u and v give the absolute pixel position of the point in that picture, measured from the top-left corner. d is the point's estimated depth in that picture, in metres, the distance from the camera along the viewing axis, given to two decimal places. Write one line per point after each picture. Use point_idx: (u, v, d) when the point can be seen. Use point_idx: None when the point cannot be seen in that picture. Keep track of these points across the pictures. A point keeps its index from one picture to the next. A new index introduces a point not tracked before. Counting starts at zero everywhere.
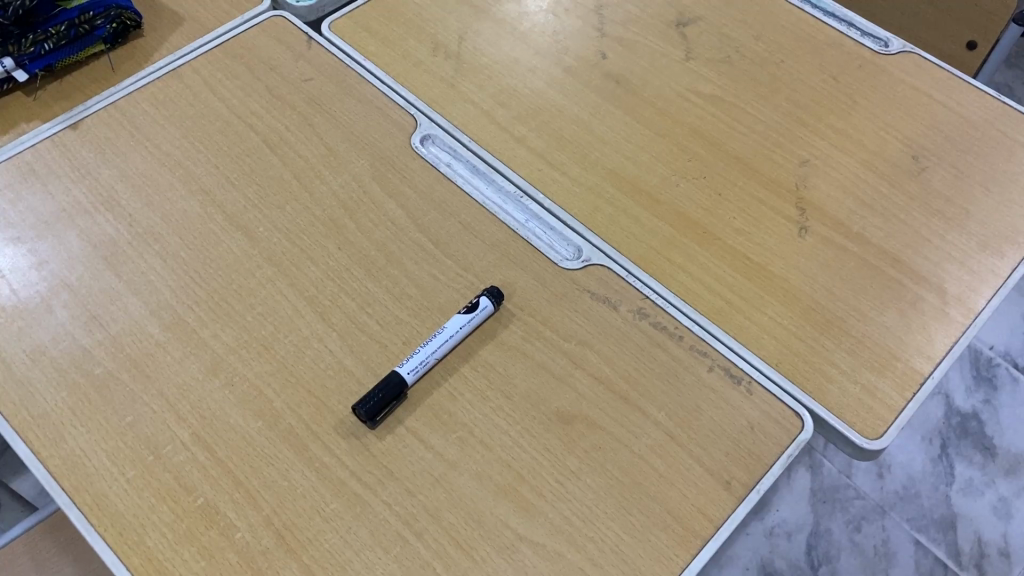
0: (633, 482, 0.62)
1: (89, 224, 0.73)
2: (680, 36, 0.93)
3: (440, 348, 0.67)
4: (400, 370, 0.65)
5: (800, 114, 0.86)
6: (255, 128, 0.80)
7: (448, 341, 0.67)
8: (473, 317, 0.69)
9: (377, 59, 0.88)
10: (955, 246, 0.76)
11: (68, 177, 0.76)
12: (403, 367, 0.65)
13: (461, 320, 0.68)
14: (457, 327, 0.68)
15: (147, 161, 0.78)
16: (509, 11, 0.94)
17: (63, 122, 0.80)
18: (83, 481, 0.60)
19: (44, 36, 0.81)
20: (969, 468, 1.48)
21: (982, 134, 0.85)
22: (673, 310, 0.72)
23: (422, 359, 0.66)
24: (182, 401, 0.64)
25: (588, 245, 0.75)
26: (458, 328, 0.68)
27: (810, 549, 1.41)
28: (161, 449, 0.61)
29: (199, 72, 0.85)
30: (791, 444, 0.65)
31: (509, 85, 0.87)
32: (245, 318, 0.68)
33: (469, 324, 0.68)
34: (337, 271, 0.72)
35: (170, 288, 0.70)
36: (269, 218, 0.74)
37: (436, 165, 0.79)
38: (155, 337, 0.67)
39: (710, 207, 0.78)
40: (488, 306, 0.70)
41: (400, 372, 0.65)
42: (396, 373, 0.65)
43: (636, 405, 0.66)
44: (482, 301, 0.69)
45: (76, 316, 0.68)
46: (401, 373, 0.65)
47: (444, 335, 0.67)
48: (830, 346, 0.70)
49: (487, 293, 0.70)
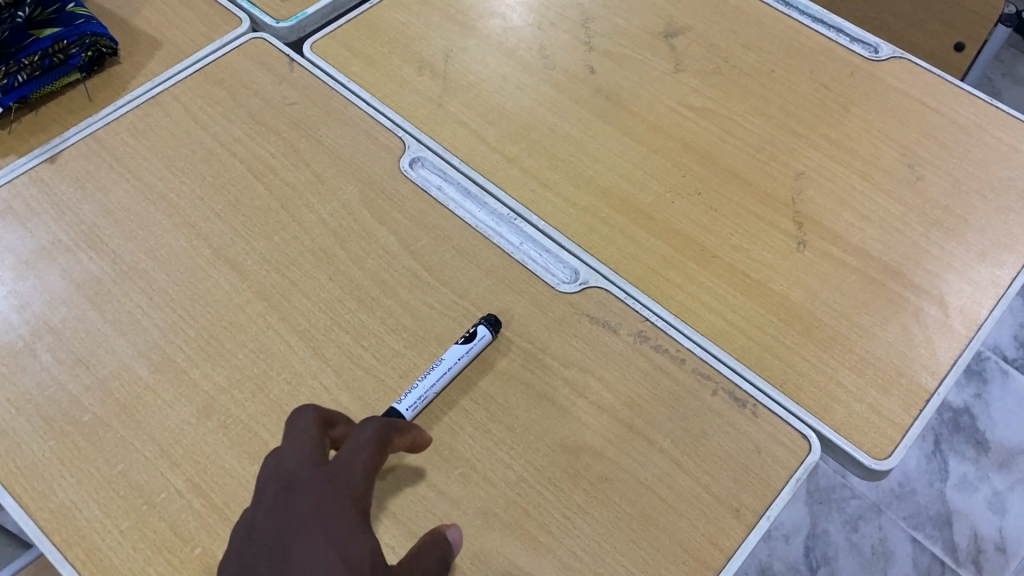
0: (642, 513, 0.61)
1: (71, 263, 0.71)
2: (669, 47, 0.91)
3: (439, 381, 0.65)
4: (399, 408, 0.63)
5: (793, 125, 0.85)
6: (240, 156, 0.79)
7: (446, 373, 0.65)
8: (472, 347, 0.67)
9: (362, 81, 0.86)
10: (954, 256, 0.76)
11: (48, 215, 0.74)
12: (402, 405, 0.64)
13: (459, 351, 0.66)
14: (456, 357, 0.66)
15: (130, 194, 0.75)
16: (494, 26, 0.92)
17: (40, 156, 0.77)
18: (76, 534, 0.58)
19: (18, 68, 0.78)
20: (962, 463, 1.48)
21: (976, 140, 0.84)
22: (674, 332, 0.70)
23: (421, 394, 0.64)
24: (174, 447, 0.62)
25: (585, 267, 0.74)
26: (456, 359, 0.66)
27: (809, 551, 1.41)
28: (155, 498, 0.59)
29: (179, 99, 0.83)
30: (799, 467, 0.64)
31: (497, 103, 0.85)
32: (237, 355, 0.66)
33: (467, 354, 0.66)
34: (330, 303, 0.70)
35: (158, 327, 0.68)
36: (257, 250, 0.73)
37: (426, 189, 0.78)
38: (145, 380, 0.65)
39: (707, 224, 0.77)
40: (486, 334, 0.68)
41: (399, 410, 0.63)
42: (395, 411, 0.63)
43: (641, 433, 0.65)
44: (480, 330, 0.68)
45: (61, 361, 0.65)
46: (401, 411, 0.63)
47: (443, 367, 0.65)
48: (834, 364, 0.69)
49: (485, 322, 0.68)
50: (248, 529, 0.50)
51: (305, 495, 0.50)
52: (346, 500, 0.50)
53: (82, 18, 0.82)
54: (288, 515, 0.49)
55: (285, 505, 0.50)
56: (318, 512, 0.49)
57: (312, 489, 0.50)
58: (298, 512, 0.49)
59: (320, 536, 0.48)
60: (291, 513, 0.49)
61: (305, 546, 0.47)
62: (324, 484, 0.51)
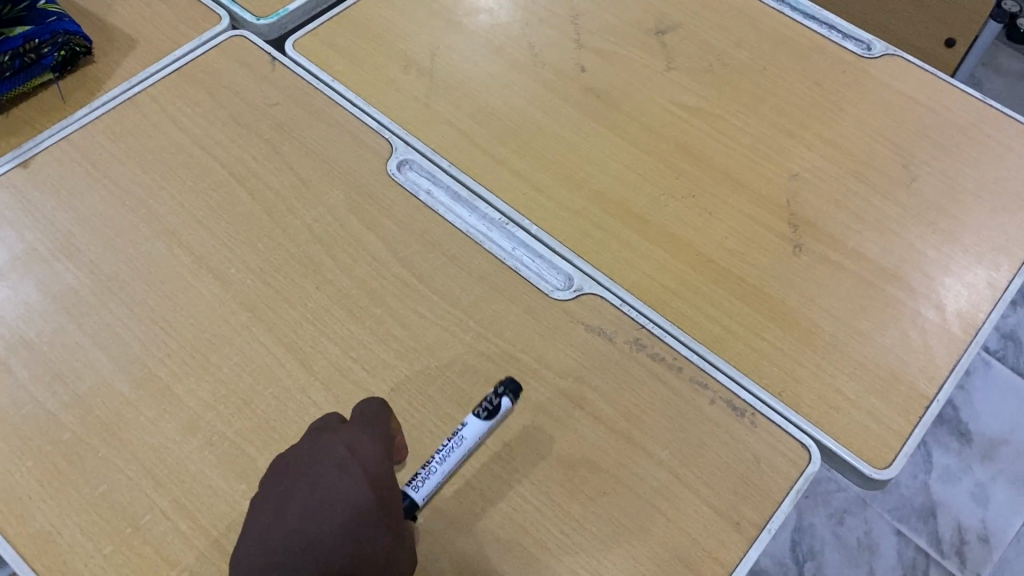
0: (640, 528, 0.60)
1: (47, 273, 0.68)
2: (660, 45, 0.90)
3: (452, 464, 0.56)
4: (412, 492, 0.55)
5: (786, 124, 0.83)
6: (221, 160, 0.76)
7: (460, 453, 0.57)
8: (492, 422, 0.58)
9: (347, 80, 0.83)
10: (950, 258, 0.75)
11: (22, 223, 0.71)
12: (416, 490, 0.55)
13: (478, 428, 0.58)
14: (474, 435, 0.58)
15: (106, 201, 0.73)
16: (481, 23, 0.90)
17: (12, 161, 0.74)
18: (57, 559, 0.55)
19: None
20: (946, 455, 1.48)
21: (970, 139, 0.83)
22: (671, 339, 0.69)
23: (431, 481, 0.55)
24: (159, 466, 0.60)
25: (578, 272, 0.72)
26: (474, 438, 0.57)
27: (795, 546, 1.41)
28: (140, 520, 0.57)
29: (157, 100, 0.80)
30: (799, 478, 0.63)
31: (486, 104, 0.83)
32: (222, 369, 0.64)
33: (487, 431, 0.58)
34: (317, 313, 0.68)
35: (139, 340, 0.65)
36: (241, 258, 0.70)
37: (415, 193, 0.76)
38: (127, 396, 0.63)
39: (701, 227, 0.76)
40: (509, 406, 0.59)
41: (411, 497, 0.54)
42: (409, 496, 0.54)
43: (640, 445, 0.64)
44: (504, 402, 0.59)
45: (38, 377, 0.63)
46: (414, 497, 0.54)
47: (462, 450, 0.57)
48: (833, 371, 0.68)
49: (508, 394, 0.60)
50: (285, 467, 0.54)
51: (339, 437, 0.54)
52: (373, 442, 0.54)
53: (54, 16, 0.79)
54: (324, 453, 0.53)
55: (322, 446, 0.54)
56: (354, 451, 0.53)
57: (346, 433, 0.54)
58: (333, 451, 0.53)
59: (357, 470, 0.52)
60: (325, 453, 0.53)
61: (342, 477, 0.52)
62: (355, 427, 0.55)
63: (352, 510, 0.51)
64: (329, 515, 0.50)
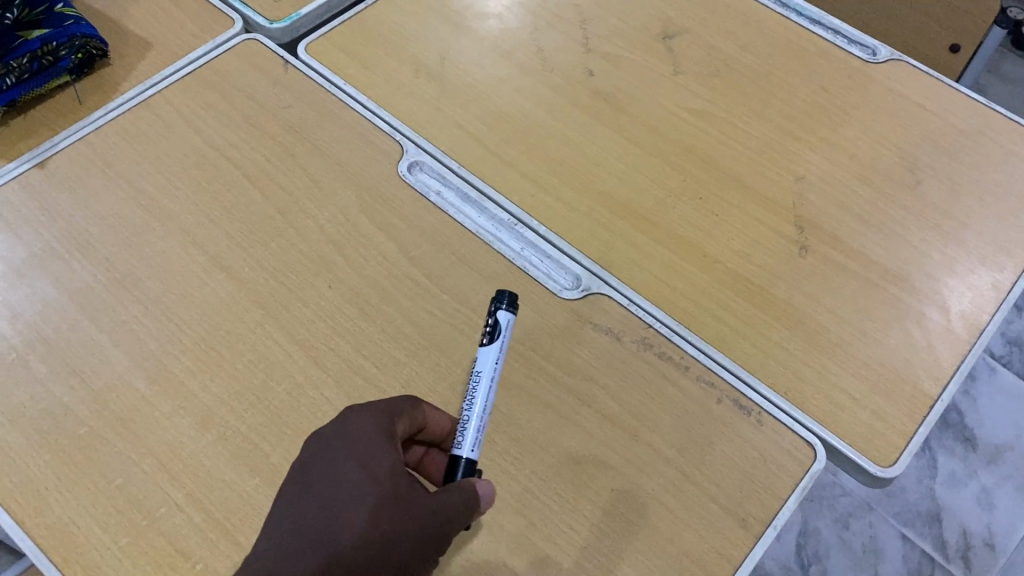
0: (648, 524, 0.61)
1: (64, 270, 0.69)
2: (667, 50, 0.91)
3: (484, 398, 0.58)
4: (461, 452, 0.56)
5: (791, 128, 0.84)
6: (234, 162, 0.77)
7: (488, 385, 0.59)
8: (501, 342, 0.60)
9: (358, 83, 0.85)
10: (954, 260, 0.76)
11: (39, 222, 0.72)
12: (462, 447, 0.56)
13: (490, 355, 0.59)
14: (492, 363, 0.59)
15: (121, 201, 0.74)
16: (490, 27, 0.91)
17: (30, 161, 0.76)
18: (73, 550, 0.56)
19: (6, 70, 0.76)
20: (951, 460, 1.49)
21: (973, 143, 0.84)
22: (678, 339, 0.70)
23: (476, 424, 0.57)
24: (173, 460, 0.61)
25: (586, 272, 0.73)
26: (491, 365, 0.59)
27: (800, 550, 1.41)
28: (155, 512, 0.58)
29: (172, 103, 0.81)
30: (805, 475, 0.63)
31: (495, 107, 0.84)
32: (235, 365, 0.65)
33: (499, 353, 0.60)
34: (329, 311, 0.69)
35: (154, 337, 0.66)
36: (254, 257, 0.71)
37: (425, 194, 0.77)
38: (142, 392, 0.64)
39: (708, 229, 0.77)
40: (509, 317, 0.60)
41: (462, 456, 0.56)
42: (459, 457, 0.56)
43: (647, 443, 0.64)
44: (502, 316, 0.60)
45: (55, 372, 0.64)
46: (464, 455, 0.56)
47: (485, 381, 0.59)
48: (838, 371, 0.69)
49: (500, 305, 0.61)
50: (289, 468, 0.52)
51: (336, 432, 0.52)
52: (371, 432, 0.52)
53: (71, 19, 0.80)
54: (325, 451, 0.51)
55: (322, 443, 0.52)
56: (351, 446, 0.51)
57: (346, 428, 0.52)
58: (332, 448, 0.51)
59: (354, 464, 0.50)
60: (326, 450, 0.51)
61: (342, 472, 0.50)
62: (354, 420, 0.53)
63: (352, 502, 0.49)
64: (327, 502, 0.49)
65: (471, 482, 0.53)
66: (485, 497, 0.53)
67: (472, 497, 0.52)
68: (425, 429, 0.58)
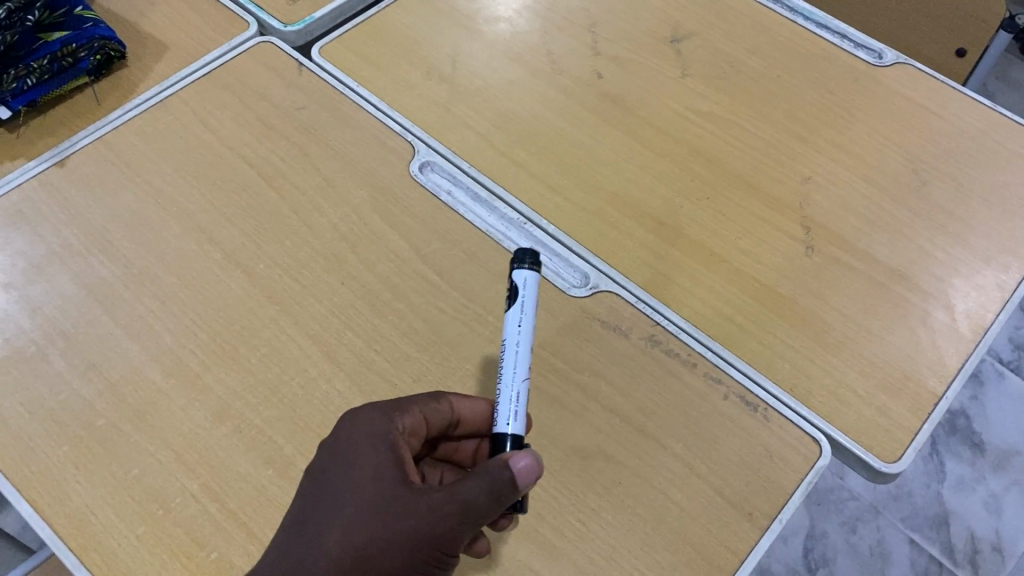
0: (655, 517, 0.62)
1: (82, 266, 0.71)
2: (675, 52, 0.92)
3: (516, 365, 0.57)
4: (500, 427, 0.56)
5: (798, 130, 0.85)
6: (249, 161, 0.79)
7: (518, 353, 0.58)
8: (523, 303, 0.58)
9: (371, 85, 0.86)
10: (959, 260, 0.76)
11: (58, 219, 0.74)
12: (500, 423, 0.56)
13: (516, 319, 0.58)
14: (517, 328, 0.58)
15: (138, 199, 0.75)
16: (500, 30, 0.93)
17: (49, 160, 0.77)
18: (91, 538, 0.58)
19: (27, 71, 0.78)
20: (959, 465, 1.49)
21: (979, 145, 0.85)
22: (685, 336, 0.71)
23: (511, 395, 0.56)
24: (188, 451, 0.62)
25: (595, 271, 0.75)
26: (518, 331, 0.58)
27: (808, 553, 1.41)
28: (170, 502, 0.59)
29: (188, 103, 0.83)
30: (810, 471, 0.64)
31: (505, 108, 0.85)
32: (249, 360, 0.67)
33: (525, 315, 0.58)
34: (342, 307, 0.70)
35: (171, 331, 0.68)
36: (268, 254, 0.73)
37: (436, 194, 0.78)
38: (158, 384, 0.65)
39: (715, 228, 0.78)
40: (527, 276, 0.58)
41: (502, 432, 0.56)
42: (502, 432, 0.56)
43: (654, 438, 0.65)
44: (520, 277, 0.58)
45: (74, 365, 0.65)
46: (505, 431, 0.56)
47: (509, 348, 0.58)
48: (843, 368, 0.69)
49: (520, 266, 0.59)
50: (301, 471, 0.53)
51: (345, 436, 0.53)
52: (374, 438, 0.53)
53: (90, 21, 0.82)
54: (333, 455, 0.52)
55: (333, 446, 0.53)
56: (354, 450, 0.52)
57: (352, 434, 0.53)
58: (339, 451, 0.52)
59: (355, 468, 0.51)
60: (336, 453, 0.52)
61: (343, 475, 0.51)
62: (365, 421, 0.54)
63: (348, 505, 0.50)
64: (325, 506, 0.50)
65: (502, 460, 0.51)
66: (521, 470, 0.51)
67: (501, 477, 0.50)
68: (464, 421, 0.60)
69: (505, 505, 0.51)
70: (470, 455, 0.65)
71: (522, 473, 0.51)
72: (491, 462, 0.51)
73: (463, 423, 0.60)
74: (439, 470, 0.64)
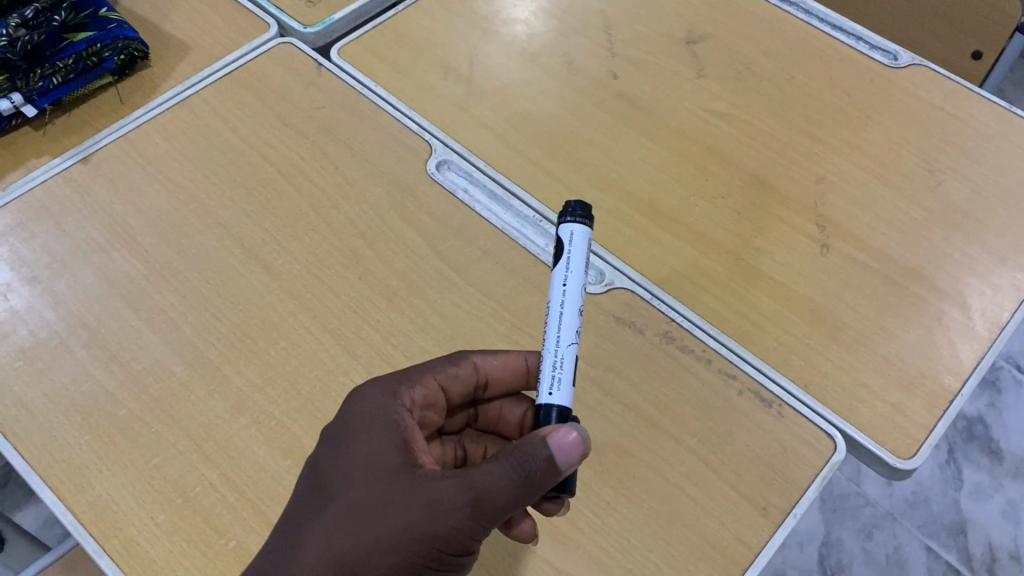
0: (670, 511, 0.62)
1: (105, 261, 0.72)
2: (691, 54, 0.92)
3: (563, 329, 0.55)
4: (546, 399, 0.54)
5: (813, 130, 0.86)
6: (269, 159, 0.80)
7: (564, 317, 0.56)
8: (569, 261, 0.56)
9: (388, 86, 0.87)
10: (974, 259, 0.76)
11: (81, 215, 0.75)
12: (544, 394, 0.54)
13: (563, 279, 0.56)
14: (563, 289, 0.56)
15: (160, 195, 0.77)
16: (516, 32, 0.94)
17: (73, 157, 0.79)
18: (112, 526, 0.58)
19: (53, 70, 0.80)
20: (976, 472, 1.48)
21: (995, 145, 0.85)
22: (700, 332, 0.71)
23: (557, 363, 0.54)
24: (208, 442, 0.63)
25: (610, 268, 0.75)
26: (564, 293, 0.56)
27: (823, 559, 1.40)
28: (190, 491, 0.60)
29: (209, 102, 0.84)
30: (825, 466, 0.64)
31: (522, 108, 0.86)
32: (268, 353, 0.67)
33: (573, 275, 0.56)
34: (359, 302, 0.71)
35: (191, 325, 0.69)
36: (288, 250, 0.74)
37: (453, 191, 0.79)
38: (179, 376, 0.66)
39: (730, 227, 0.78)
40: (574, 231, 0.57)
41: (547, 403, 0.54)
42: (548, 405, 0.54)
43: (668, 432, 0.66)
44: (566, 233, 0.57)
45: (96, 357, 0.66)
46: (551, 402, 0.54)
47: (554, 310, 0.56)
48: (858, 365, 0.70)
49: (569, 220, 0.57)
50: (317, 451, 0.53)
51: (359, 413, 0.53)
52: (382, 417, 0.53)
53: (114, 22, 0.84)
54: (349, 440, 0.52)
55: (352, 429, 0.53)
56: (369, 438, 0.52)
57: (365, 413, 0.54)
58: (355, 433, 0.53)
59: (369, 455, 0.51)
60: (354, 434, 0.52)
61: (358, 462, 0.51)
62: (378, 398, 0.55)
63: (360, 493, 0.49)
64: (339, 495, 0.50)
65: (540, 436, 0.48)
66: (559, 448, 0.48)
67: (534, 456, 0.48)
68: (493, 380, 0.62)
69: (542, 488, 0.48)
70: (515, 427, 0.66)
71: (557, 449, 0.48)
72: (527, 439, 0.48)
73: (491, 382, 0.62)
74: (482, 443, 0.67)
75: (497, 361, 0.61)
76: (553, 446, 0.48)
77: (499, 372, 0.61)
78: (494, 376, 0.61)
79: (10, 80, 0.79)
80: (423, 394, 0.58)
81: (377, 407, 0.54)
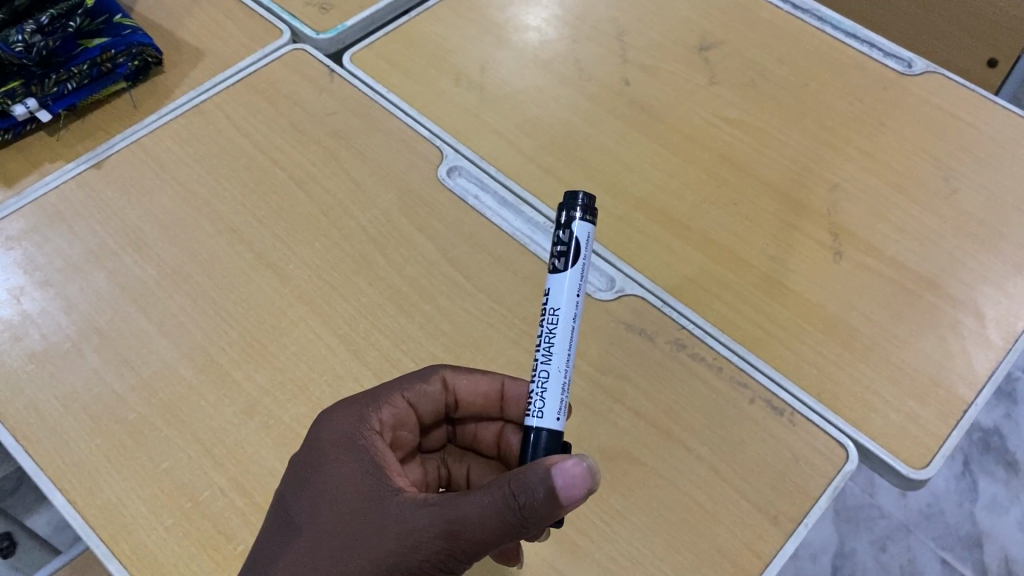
0: (680, 519, 0.61)
1: (117, 265, 0.72)
2: (703, 61, 0.92)
3: (570, 345, 0.54)
4: (548, 421, 0.53)
5: (827, 137, 0.85)
6: (281, 165, 0.80)
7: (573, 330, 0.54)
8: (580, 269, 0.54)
9: (400, 92, 0.87)
10: (990, 267, 0.76)
11: (94, 220, 0.75)
12: (548, 416, 0.53)
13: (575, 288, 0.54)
14: (575, 299, 0.54)
15: (173, 201, 0.77)
16: (529, 38, 0.94)
17: (86, 162, 0.79)
18: (121, 530, 0.58)
19: (67, 76, 0.81)
20: (992, 484, 1.46)
21: (1010, 153, 0.84)
22: (711, 340, 0.71)
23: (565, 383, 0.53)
24: (218, 446, 0.63)
25: (621, 275, 0.75)
26: (574, 305, 0.54)
27: (837, 571, 1.39)
28: (199, 495, 0.60)
29: (222, 108, 0.84)
30: (837, 476, 0.64)
31: (534, 115, 0.86)
32: (279, 358, 0.67)
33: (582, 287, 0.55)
34: (370, 307, 0.71)
35: (202, 329, 0.69)
36: (299, 255, 0.74)
37: (463, 197, 0.79)
38: (189, 380, 0.66)
39: (742, 233, 0.78)
40: (587, 235, 0.54)
41: (548, 424, 0.53)
42: (546, 427, 0.53)
43: (679, 440, 0.65)
44: (579, 235, 0.54)
45: (106, 361, 0.67)
46: (552, 425, 0.53)
47: (565, 321, 0.54)
48: (871, 374, 0.69)
49: (579, 221, 0.54)
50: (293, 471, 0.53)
51: (327, 435, 0.53)
52: (345, 438, 0.53)
53: (129, 29, 0.84)
54: (320, 461, 0.52)
55: (324, 450, 0.52)
56: (344, 461, 0.51)
57: (333, 435, 0.53)
58: (325, 455, 0.52)
59: (343, 477, 0.50)
60: (325, 457, 0.52)
61: (334, 483, 0.50)
62: (344, 420, 0.54)
63: (337, 516, 0.48)
64: (316, 516, 0.49)
65: (545, 467, 0.45)
66: (565, 481, 0.45)
67: (531, 491, 0.45)
68: (465, 400, 0.61)
69: (540, 521, 0.45)
70: (493, 444, 0.66)
71: (562, 484, 0.45)
72: (530, 468, 0.45)
73: (462, 401, 0.61)
74: (465, 463, 0.67)
75: (469, 378, 0.61)
76: (558, 480, 0.45)
77: (470, 388, 0.61)
78: (465, 394, 0.61)
79: (25, 85, 0.79)
80: (393, 412, 0.57)
81: (343, 429, 0.53)
